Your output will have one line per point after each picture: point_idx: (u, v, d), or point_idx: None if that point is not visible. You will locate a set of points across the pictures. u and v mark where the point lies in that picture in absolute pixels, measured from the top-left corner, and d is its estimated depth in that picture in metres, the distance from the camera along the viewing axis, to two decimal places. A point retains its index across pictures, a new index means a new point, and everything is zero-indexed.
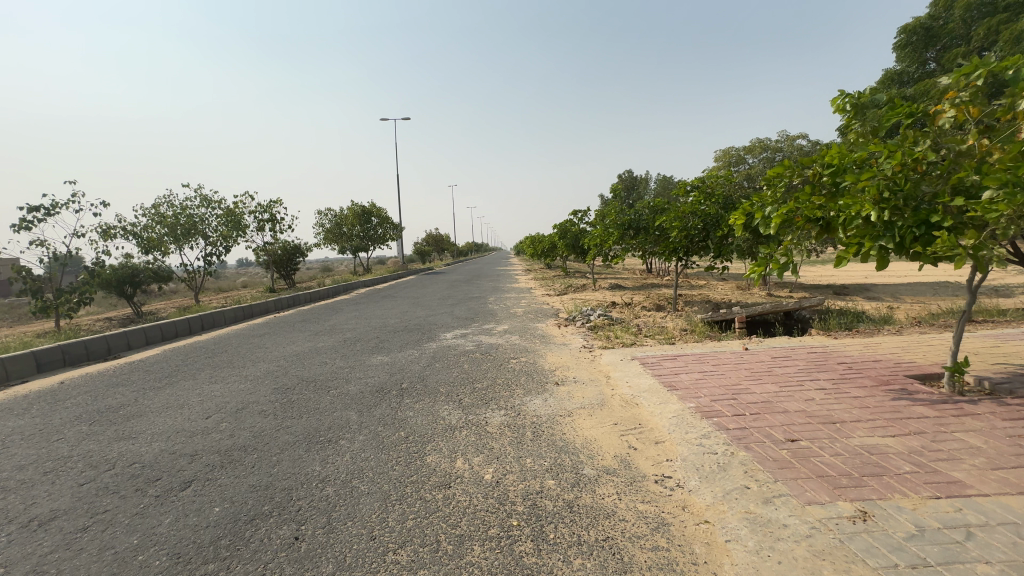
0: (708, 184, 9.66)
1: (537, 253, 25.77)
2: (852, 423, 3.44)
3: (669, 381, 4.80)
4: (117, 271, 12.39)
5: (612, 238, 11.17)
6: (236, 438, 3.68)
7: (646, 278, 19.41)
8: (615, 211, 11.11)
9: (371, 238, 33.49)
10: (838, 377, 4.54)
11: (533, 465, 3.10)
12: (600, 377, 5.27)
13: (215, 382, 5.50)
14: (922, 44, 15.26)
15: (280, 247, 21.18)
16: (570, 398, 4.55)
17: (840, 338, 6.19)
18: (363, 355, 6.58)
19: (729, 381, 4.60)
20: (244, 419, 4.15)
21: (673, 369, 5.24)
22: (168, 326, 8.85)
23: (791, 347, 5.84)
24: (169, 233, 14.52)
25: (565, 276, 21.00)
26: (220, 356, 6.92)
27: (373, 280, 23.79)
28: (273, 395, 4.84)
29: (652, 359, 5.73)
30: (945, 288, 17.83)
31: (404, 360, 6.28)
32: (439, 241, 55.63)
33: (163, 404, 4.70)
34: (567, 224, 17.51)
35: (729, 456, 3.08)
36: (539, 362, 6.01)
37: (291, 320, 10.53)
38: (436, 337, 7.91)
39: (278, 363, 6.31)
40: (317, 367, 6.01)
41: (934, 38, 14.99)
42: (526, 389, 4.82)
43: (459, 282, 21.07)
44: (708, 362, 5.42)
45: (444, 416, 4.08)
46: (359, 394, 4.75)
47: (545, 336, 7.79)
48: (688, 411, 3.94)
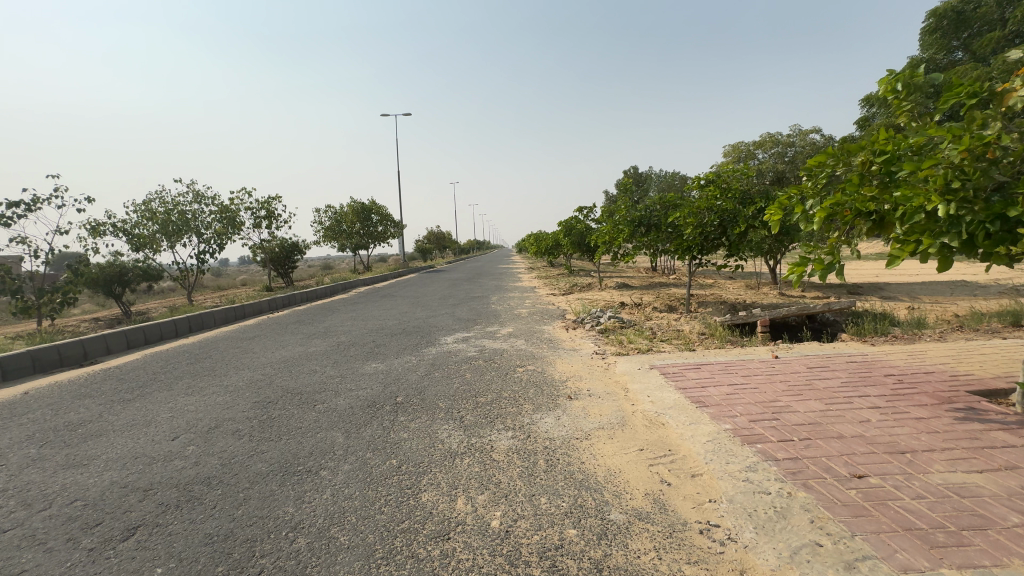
0: (724, 178, 9.10)
1: (541, 251, 25.24)
2: (925, 454, 2.90)
3: (697, 396, 4.26)
4: (105, 270, 11.89)
5: (621, 236, 10.58)
6: (200, 468, 3.16)
7: (654, 277, 18.86)
8: (625, 207, 10.50)
9: (371, 235, 32.97)
10: (890, 393, 4.00)
11: (549, 508, 2.58)
12: (616, 389, 4.73)
13: (191, 393, 4.98)
14: (952, 29, 14.62)
15: (277, 244, 20.68)
16: (586, 416, 4.02)
17: (878, 345, 5.64)
18: (355, 363, 6.05)
19: (765, 397, 4.07)
20: (215, 441, 3.63)
21: (698, 380, 4.71)
22: (152, 328, 8.34)
23: (826, 356, 5.29)
24: (160, 230, 14.02)
25: (570, 275, 20.50)
26: (203, 363, 6.40)
27: (374, 278, 23.32)
28: (251, 411, 4.31)
29: (673, 368, 5.20)
30: (964, 287, 17.25)
31: (401, 368, 5.76)
32: (441, 238, 55.07)
33: (128, 421, 4.19)
34: (572, 221, 16.97)
35: (786, 497, 2.55)
36: (548, 371, 5.48)
37: (284, 321, 10.00)
38: (436, 341, 7.38)
39: (262, 372, 5.79)
40: (305, 376, 5.48)
41: (965, 23, 14.33)
42: (535, 405, 4.29)
43: (461, 281, 20.55)
44: (736, 373, 4.88)
45: (443, 439, 3.55)
46: (348, 411, 4.23)
47: (553, 340, 7.27)
48: (725, 435, 3.40)
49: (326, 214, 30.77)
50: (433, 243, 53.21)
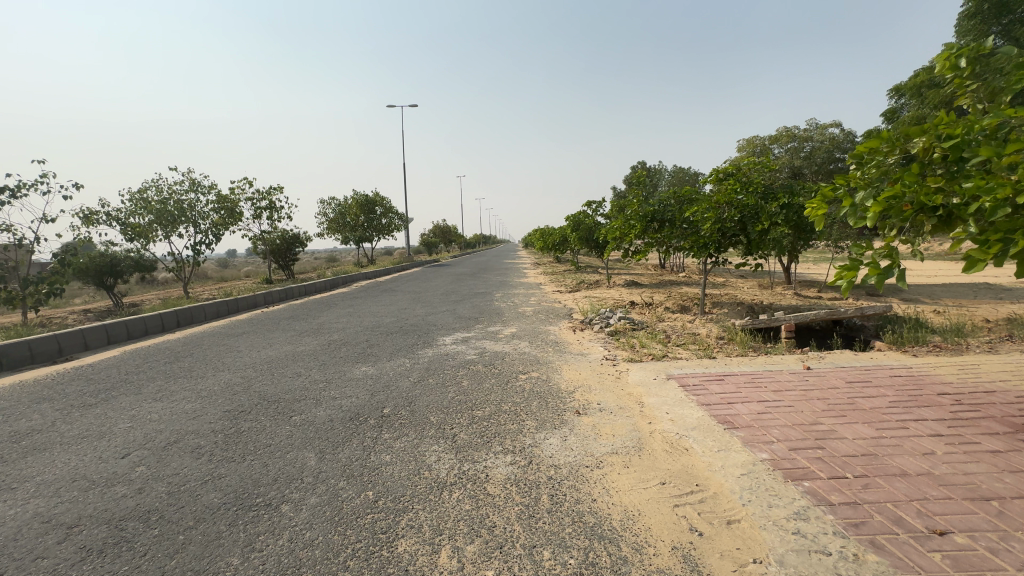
0: (745, 171, 8.50)
1: (547, 247, 24.75)
2: (1017, 502, 2.36)
3: (723, 415, 3.74)
4: (95, 260, 11.50)
5: (633, 232, 9.95)
6: (141, 498, 2.69)
7: (664, 275, 18.26)
8: (636, 201, 9.88)
9: (375, 228, 32.50)
10: (951, 417, 3.45)
11: (553, 567, 2.07)
12: (630, 403, 4.22)
13: (159, 399, 4.52)
14: (994, 13, 13.77)
15: (278, 236, 20.27)
16: (597, 437, 3.51)
17: (922, 356, 5.07)
18: (344, 365, 5.56)
19: (804, 418, 3.54)
20: (169, 461, 3.15)
21: (723, 395, 4.18)
22: (137, 322, 7.91)
23: (864, 368, 4.74)
24: (156, 220, 13.62)
25: (577, 271, 19.95)
26: (182, 363, 5.95)
27: (376, 272, 22.93)
28: (219, 422, 3.84)
29: (694, 379, 4.68)
30: (989, 289, 16.56)
31: (392, 372, 5.26)
32: (446, 232, 54.55)
33: (81, 432, 3.73)
34: (580, 215, 16.38)
35: (851, 561, 2.03)
36: (553, 379, 4.96)
37: (277, 317, 9.54)
38: (434, 342, 6.87)
39: (242, 374, 5.32)
40: (288, 380, 5.00)
41: (1007, 7, 13.50)
42: (539, 422, 3.78)
43: (465, 276, 20.06)
44: (765, 387, 4.34)
45: (431, 464, 3.05)
46: (327, 424, 3.74)
47: (559, 343, 6.76)
48: (762, 467, 2.88)
49: (329, 206, 30.34)
50: (438, 237, 52.69)
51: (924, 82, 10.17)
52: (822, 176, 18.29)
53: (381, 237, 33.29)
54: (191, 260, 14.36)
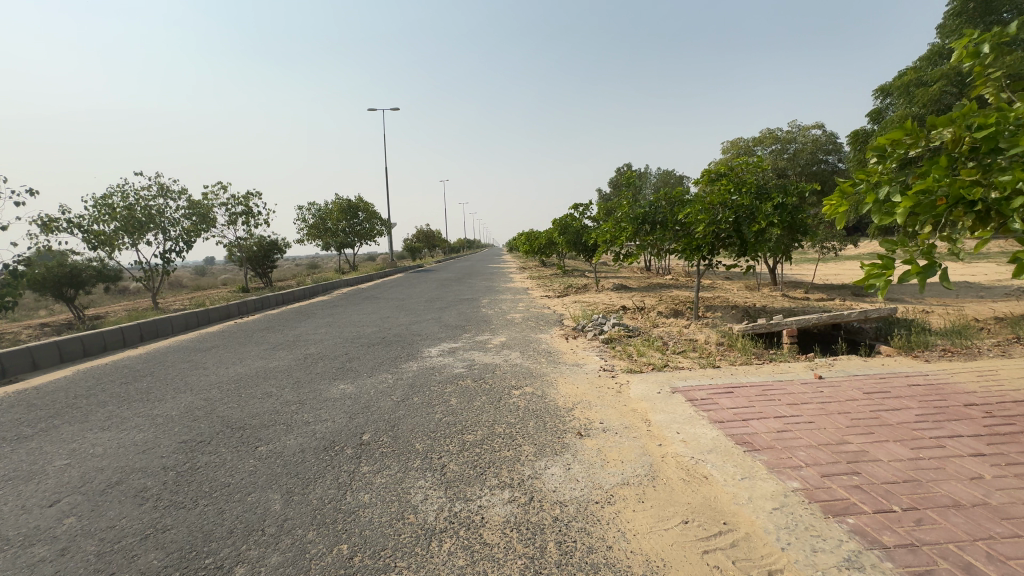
0: (737, 171, 8.27)
1: (533, 251, 24.39)
2: None
3: (740, 434, 3.39)
4: (53, 270, 10.75)
5: (624, 235, 9.60)
6: (63, 563, 2.21)
7: (652, 278, 18.06)
8: (626, 203, 9.57)
9: (357, 233, 31.77)
10: (988, 432, 3.16)
11: None
12: (636, 421, 3.84)
13: (107, 428, 3.99)
14: (980, 12, 13.79)
15: (254, 242, 19.55)
16: (604, 464, 3.13)
17: (936, 362, 4.81)
18: (320, 383, 5.08)
19: (829, 437, 3.21)
20: (105, 510, 2.67)
21: (735, 410, 3.84)
22: (93, 337, 7.27)
23: (880, 376, 4.46)
24: (122, 227, 12.88)
25: (564, 275, 19.65)
26: (140, 383, 5.40)
27: (359, 278, 22.32)
28: (173, 456, 3.35)
29: (701, 392, 4.33)
30: (970, 288, 16.75)
31: (373, 391, 4.81)
32: (429, 237, 53.87)
33: (6, 473, 3.20)
34: (568, 218, 16.08)
35: None
36: (550, 394, 4.57)
37: (251, 329, 8.97)
38: (419, 354, 6.43)
39: (206, 396, 4.81)
40: (257, 402, 4.52)
41: (993, 7, 13.53)
42: (537, 447, 3.38)
43: (451, 282, 19.60)
44: (779, 400, 4.02)
45: (417, 506, 2.62)
46: (297, 457, 3.29)
47: (552, 353, 6.38)
48: (795, 499, 2.53)
49: (309, 212, 29.58)
50: (422, 241, 52.07)
51: (911, 82, 10.08)
52: (807, 177, 18.32)
53: (363, 243, 32.57)
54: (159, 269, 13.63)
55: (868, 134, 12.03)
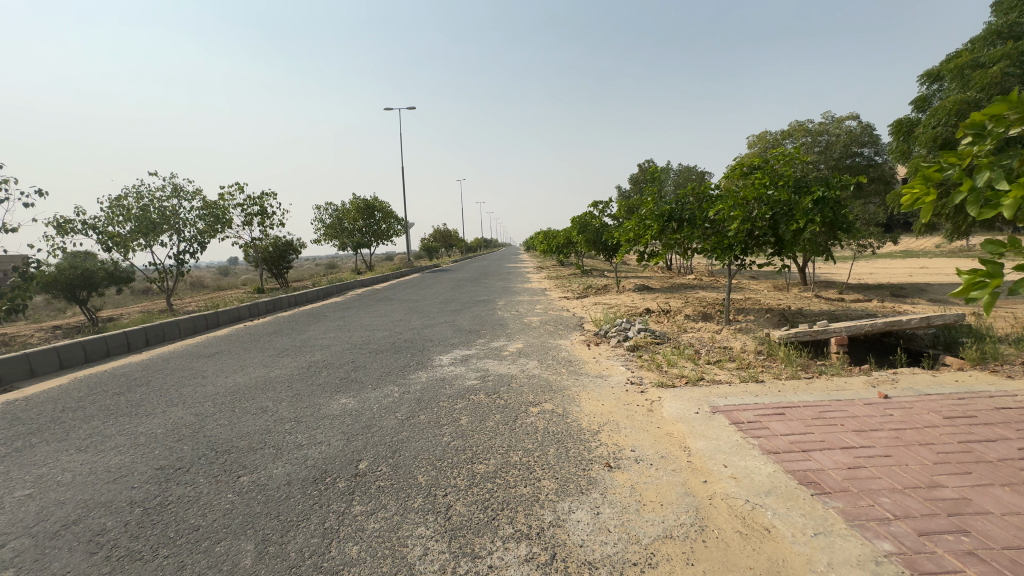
0: (773, 164, 7.62)
1: (551, 250, 23.85)
2: None
3: (804, 472, 2.83)
4: (65, 272, 10.67)
5: (648, 233, 8.99)
6: None
7: (675, 278, 17.36)
8: (650, 199, 8.97)
9: (373, 233, 31.61)
10: None
11: None
12: (673, 449, 3.31)
13: (84, 449, 3.63)
14: None
15: (270, 243, 19.45)
16: (641, 506, 2.62)
17: (1021, 379, 4.15)
18: (320, 397, 4.67)
19: (917, 479, 2.64)
20: (50, 561, 2.26)
21: (792, 438, 3.28)
22: (96, 342, 7.03)
23: (958, 396, 3.83)
24: (136, 228, 12.77)
25: (583, 275, 19.07)
26: (134, 394, 5.07)
27: (375, 278, 22.12)
28: (144, 487, 2.95)
29: (747, 413, 3.77)
30: None
31: (376, 406, 4.38)
32: (446, 237, 53.72)
33: None
34: (587, 216, 15.48)
35: None
36: (572, 413, 4.06)
37: (259, 333, 8.67)
38: (429, 362, 5.98)
39: (197, 410, 4.43)
40: (250, 419, 4.11)
41: None
42: (559, 483, 2.88)
43: (467, 282, 19.20)
44: (843, 425, 3.43)
45: (413, 564, 2.16)
46: (281, 491, 2.85)
47: (573, 362, 5.87)
48: (891, 569, 1.99)
49: (325, 212, 29.54)
50: (439, 241, 51.94)
51: (966, 64, 9.27)
52: (841, 172, 17.35)
53: (380, 243, 32.44)
54: (173, 270, 13.50)
55: (913, 123, 11.16)
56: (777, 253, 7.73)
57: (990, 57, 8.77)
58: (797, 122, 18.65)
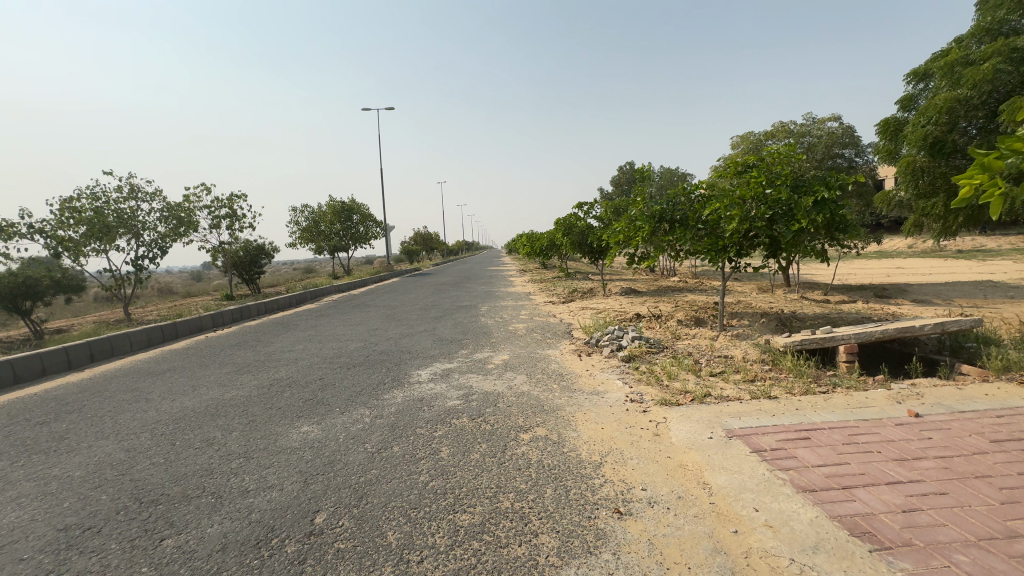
0: (768, 162, 7.31)
1: (535, 253, 23.41)
2: None
3: (853, 519, 2.36)
4: (5, 280, 9.73)
5: (638, 235, 8.57)
6: None
7: (661, 281, 17.07)
8: (640, 199, 8.55)
9: (351, 236, 30.70)
10: None
11: None
12: (692, 488, 2.82)
13: None
14: None
15: (239, 247, 18.51)
16: (663, 571, 2.11)
17: None
18: (278, 425, 4.05)
19: (992, 528, 2.19)
20: None
21: (828, 473, 2.82)
22: (27, 360, 6.23)
23: (996, 413, 3.45)
24: (89, 232, 11.79)
25: (568, 278, 18.65)
26: (59, 423, 4.36)
27: (352, 283, 21.33)
28: (35, 560, 2.32)
29: (769, 440, 3.31)
30: (996, 289, 15.91)
31: (342, 436, 3.78)
32: (428, 240, 52.98)
33: None
34: (572, 218, 15.04)
35: None
36: (569, 441, 3.54)
37: (221, 346, 7.94)
38: (406, 379, 5.39)
39: (130, 444, 3.76)
40: (190, 456, 3.48)
41: None
42: (561, 539, 2.35)
43: (448, 287, 18.58)
44: (881, 454, 2.99)
45: None
46: (211, 561, 2.25)
47: (565, 375, 5.36)
48: None
49: (301, 215, 28.52)
50: (420, 244, 51.16)
51: (956, 62, 9.16)
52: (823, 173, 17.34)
53: (358, 246, 31.55)
54: (130, 277, 12.54)
55: (899, 122, 11.10)
56: (774, 255, 7.40)
57: (981, 54, 8.64)
58: (780, 123, 18.63)
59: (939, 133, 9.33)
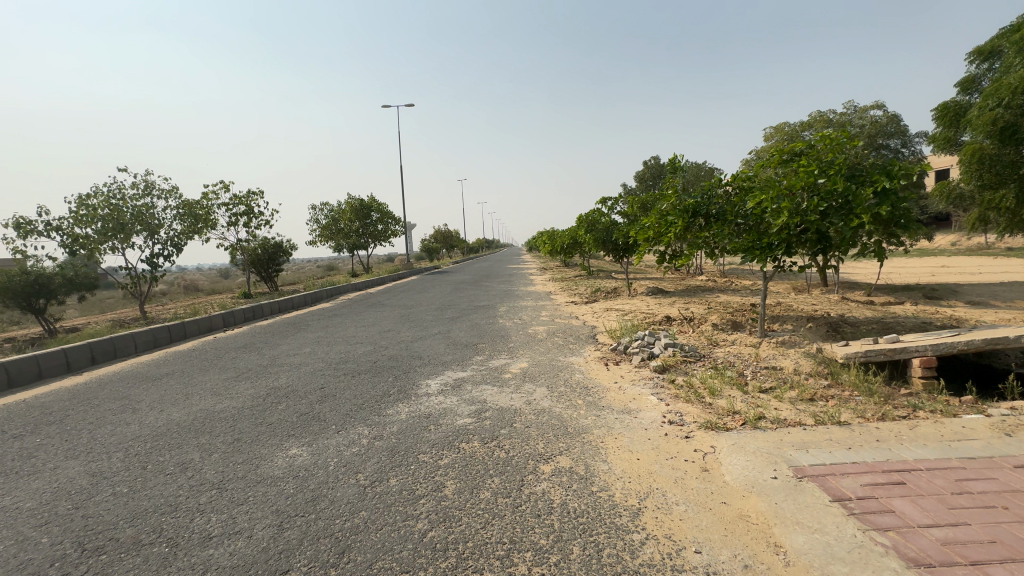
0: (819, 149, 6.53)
1: (556, 251, 22.74)
2: None
3: None
4: (18, 279, 9.66)
5: (669, 231, 7.84)
6: None
7: (689, 280, 16.22)
8: (672, 192, 7.83)
9: (370, 234, 30.57)
10: None
11: None
12: (763, 553, 2.18)
13: None
14: None
15: (258, 244, 18.41)
16: None
17: None
18: (264, 447, 3.56)
19: None
20: None
21: (944, 539, 2.14)
22: (23, 363, 5.93)
23: None
24: (103, 229, 11.70)
25: (590, 277, 17.96)
26: (33, 437, 3.97)
27: (371, 282, 21.07)
28: None
29: (854, 485, 2.64)
30: None
31: (333, 463, 3.25)
32: (448, 237, 52.78)
33: None
34: (595, 215, 14.35)
35: None
36: (599, 477, 2.95)
37: (226, 348, 7.57)
38: (413, 390, 4.86)
39: (97, 467, 3.32)
40: (157, 486, 3.00)
41: None
42: None
43: (467, 285, 18.09)
44: (1010, 511, 2.30)
45: None
46: None
47: (591, 389, 4.75)
48: None
49: (320, 212, 28.50)
50: (440, 242, 50.94)
51: None
52: None
53: (377, 244, 31.39)
54: (145, 275, 12.44)
55: (960, 106, 10.09)
56: (825, 253, 6.61)
57: None
58: (818, 111, 17.53)
59: (1012, 117, 8.33)
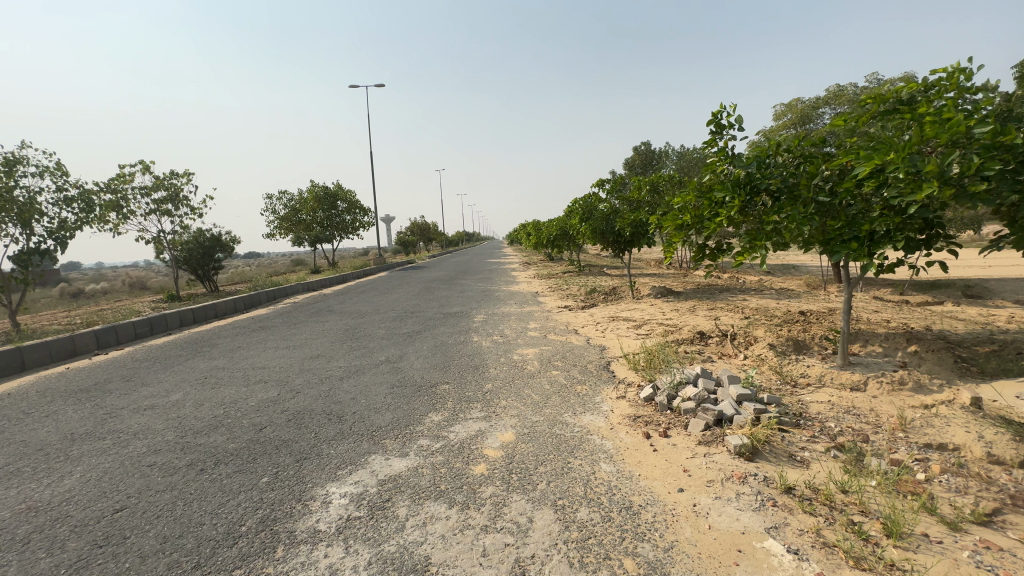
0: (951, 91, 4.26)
1: (541, 244, 20.49)
2: None
3: None
4: None
5: (713, 215, 5.58)
6: None
7: (696, 277, 14.07)
8: (715, 159, 5.54)
9: (335, 226, 27.74)
10: None
11: None
12: None
13: None
14: None
15: (190, 237, 15.59)
16: None
17: None
18: None
19: None
20: None
21: None
22: None
23: None
24: None
25: (582, 274, 15.70)
26: None
27: (332, 279, 18.45)
28: None
29: None
30: None
31: None
32: (425, 230, 49.95)
33: None
34: (590, 201, 12.08)
35: None
36: None
37: (53, 394, 4.94)
38: (287, 524, 2.43)
39: None
40: None
41: None
42: None
43: (441, 284, 15.63)
44: None
45: None
46: None
47: (644, 517, 2.41)
48: None
49: (278, 202, 25.56)
50: (417, 236, 48.31)
51: None
52: None
53: (343, 237, 28.56)
54: (13, 277, 9.68)
55: None
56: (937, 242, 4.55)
57: None
58: (836, 90, 15.84)
59: None
